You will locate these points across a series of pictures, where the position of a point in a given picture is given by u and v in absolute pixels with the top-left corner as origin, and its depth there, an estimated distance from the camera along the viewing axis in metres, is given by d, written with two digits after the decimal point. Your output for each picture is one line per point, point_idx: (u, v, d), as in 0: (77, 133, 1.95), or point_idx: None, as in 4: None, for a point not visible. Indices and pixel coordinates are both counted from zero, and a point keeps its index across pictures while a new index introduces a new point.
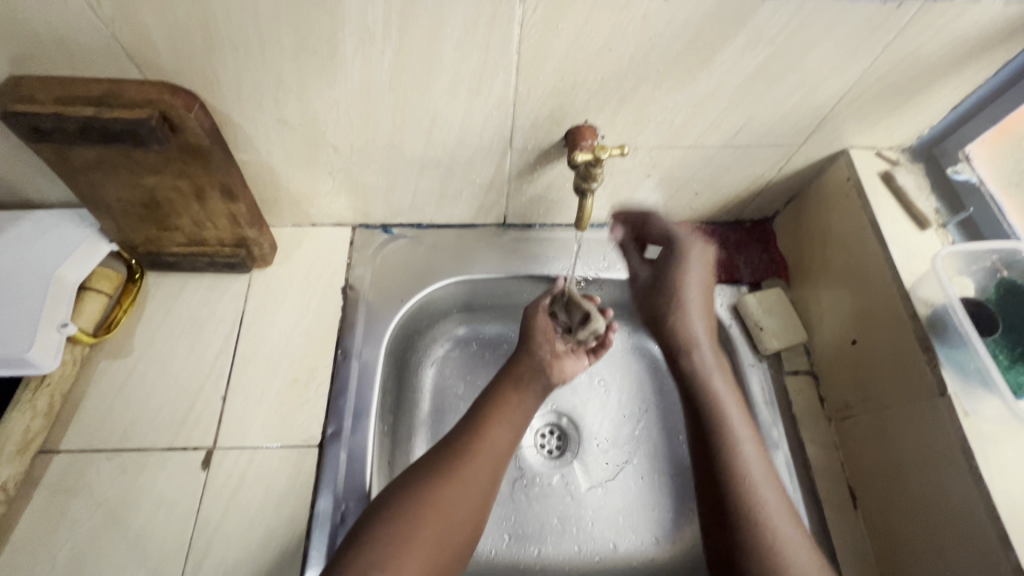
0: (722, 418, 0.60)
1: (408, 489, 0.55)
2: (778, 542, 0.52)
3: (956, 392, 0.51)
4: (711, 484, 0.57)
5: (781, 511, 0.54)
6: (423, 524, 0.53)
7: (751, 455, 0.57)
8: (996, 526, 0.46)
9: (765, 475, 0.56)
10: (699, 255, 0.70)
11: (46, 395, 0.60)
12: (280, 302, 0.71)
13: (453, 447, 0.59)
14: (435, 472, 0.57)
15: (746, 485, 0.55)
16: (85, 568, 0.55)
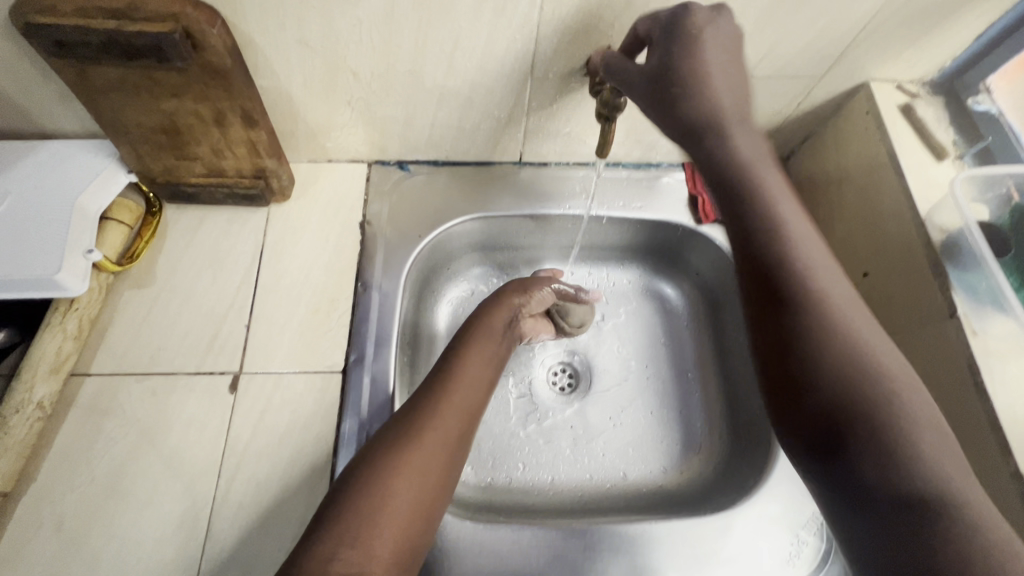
0: (772, 223, 0.46)
1: (374, 456, 0.48)
2: (873, 375, 0.40)
3: (966, 312, 0.52)
4: (777, 305, 0.44)
5: (859, 325, 0.43)
6: (395, 487, 0.46)
7: (817, 266, 0.45)
8: (997, 435, 0.48)
9: (839, 289, 0.44)
10: (711, 28, 0.48)
11: (75, 319, 0.61)
12: (298, 236, 0.71)
13: (419, 406, 0.54)
14: (406, 433, 0.51)
15: (814, 298, 0.43)
16: (122, 481, 0.57)
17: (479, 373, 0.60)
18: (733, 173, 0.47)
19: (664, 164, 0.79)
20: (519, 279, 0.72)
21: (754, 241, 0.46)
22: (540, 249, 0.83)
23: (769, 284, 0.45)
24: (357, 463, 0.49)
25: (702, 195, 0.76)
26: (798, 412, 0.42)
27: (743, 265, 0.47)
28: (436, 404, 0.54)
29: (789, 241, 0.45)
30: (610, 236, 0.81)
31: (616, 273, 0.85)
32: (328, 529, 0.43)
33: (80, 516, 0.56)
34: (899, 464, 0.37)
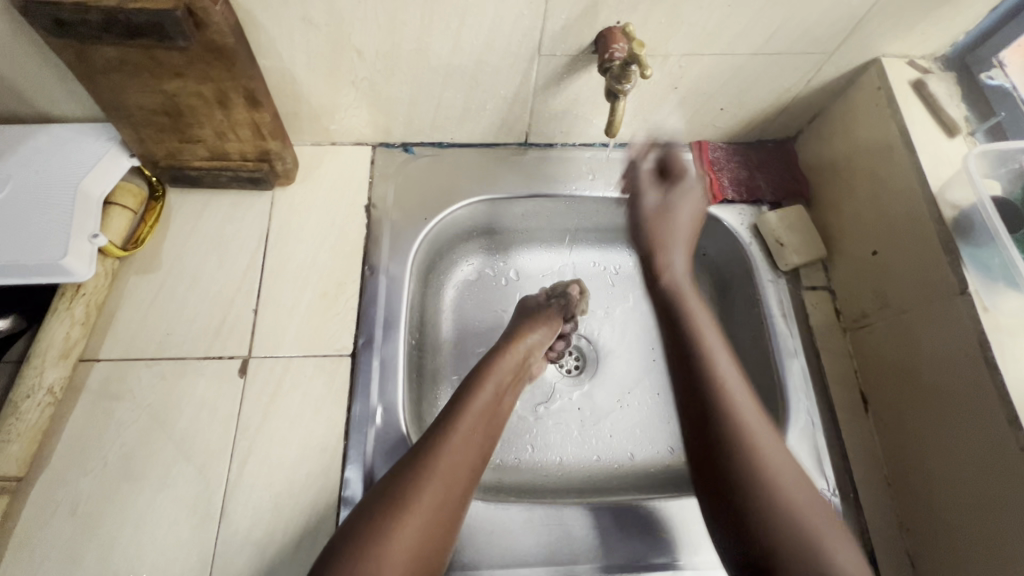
0: (707, 359, 0.59)
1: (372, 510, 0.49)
2: (781, 486, 0.52)
3: (976, 289, 0.52)
4: (702, 420, 0.56)
5: (771, 444, 0.54)
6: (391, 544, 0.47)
7: (736, 389, 0.57)
8: (1005, 409, 0.49)
9: (748, 408, 0.56)
10: (688, 194, 0.69)
11: (82, 304, 0.61)
12: (303, 219, 0.71)
13: (419, 453, 0.53)
14: (404, 485, 0.51)
15: (737, 428, 0.54)
16: (135, 465, 0.58)
17: (485, 416, 0.58)
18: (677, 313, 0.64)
19: None
20: (524, 317, 0.71)
21: (688, 366, 0.59)
22: (546, 232, 0.82)
23: (693, 388, 0.58)
24: (358, 515, 0.49)
25: (710, 175, 0.75)
26: (716, 471, 0.54)
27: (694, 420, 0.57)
28: (436, 453, 0.53)
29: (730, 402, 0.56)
30: (617, 218, 0.80)
31: (623, 257, 0.85)
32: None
33: (94, 501, 0.56)
34: (787, 543, 0.49)
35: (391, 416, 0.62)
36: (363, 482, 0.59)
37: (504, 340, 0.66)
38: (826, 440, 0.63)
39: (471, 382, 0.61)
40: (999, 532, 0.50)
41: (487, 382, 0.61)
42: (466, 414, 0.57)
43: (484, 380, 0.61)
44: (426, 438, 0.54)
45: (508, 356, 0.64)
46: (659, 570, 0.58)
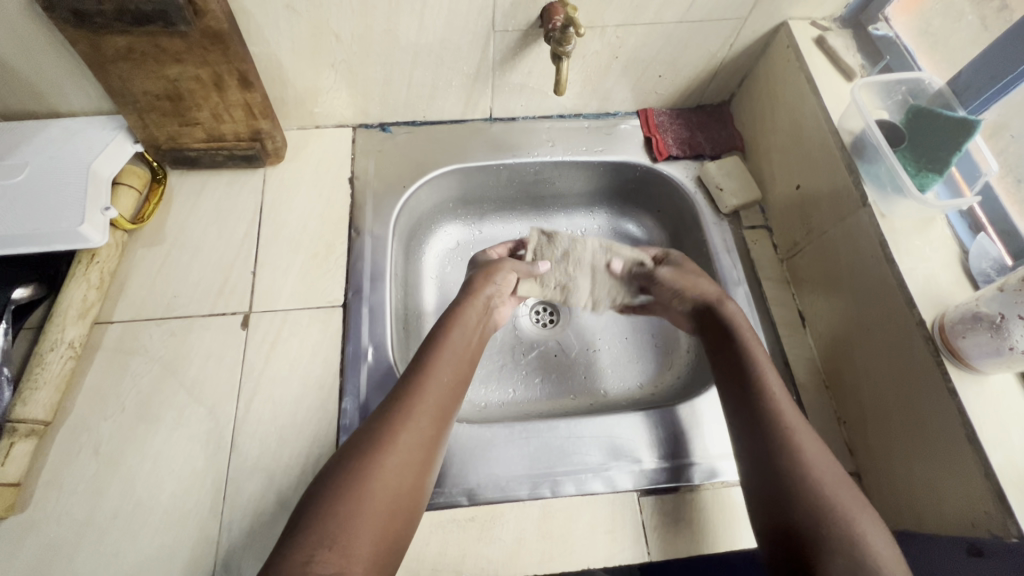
0: (777, 420, 0.56)
1: (345, 465, 0.51)
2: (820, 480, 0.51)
3: (874, 201, 0.61)
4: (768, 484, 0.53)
5: (817, 453, 0.53)
6: (368, 498, 0.49)
7: (808, 447, 0.53)
8: (903, 294, 0.57)
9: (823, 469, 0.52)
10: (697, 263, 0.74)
11: (96, 271, 0.67)
12: (293, 192, 0.79)
13: (392, 409, 0.55)
14: (367, 447, 0.52)
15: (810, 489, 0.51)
16: (150, 409, 0.64)
17: (456, 367, 0.61)
18: (749, 364, 0.60)
19: (620, 113, 0.88)
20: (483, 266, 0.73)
21: (745, 385, 0.59)
22: (516, 200, 0.91)
23: (763, 451, 0.55)
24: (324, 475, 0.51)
25: (655, 136, 0.85)
26: (778, 491, 0.52)
27: (747, 433, 0.57)
28: (407, 409, 0.55)
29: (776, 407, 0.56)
30: (578, 181, 0.89)
31: (586, 218, 0.93)
32: (303, 538, 0.45)
33: (114, 442, 0.62)
34: (827, 536, 0.48)
35: (381, 354, 0.69)
36: (358, 411, 0.65)
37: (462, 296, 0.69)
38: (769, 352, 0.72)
39: (435, 337, 0.64)
40: (914, 411, 0.57)
41: (450, 339, 0.63)
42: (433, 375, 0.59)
43: (446, 336, 0.64)
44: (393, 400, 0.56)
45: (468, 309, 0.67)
46: (627, 470, 0.64)
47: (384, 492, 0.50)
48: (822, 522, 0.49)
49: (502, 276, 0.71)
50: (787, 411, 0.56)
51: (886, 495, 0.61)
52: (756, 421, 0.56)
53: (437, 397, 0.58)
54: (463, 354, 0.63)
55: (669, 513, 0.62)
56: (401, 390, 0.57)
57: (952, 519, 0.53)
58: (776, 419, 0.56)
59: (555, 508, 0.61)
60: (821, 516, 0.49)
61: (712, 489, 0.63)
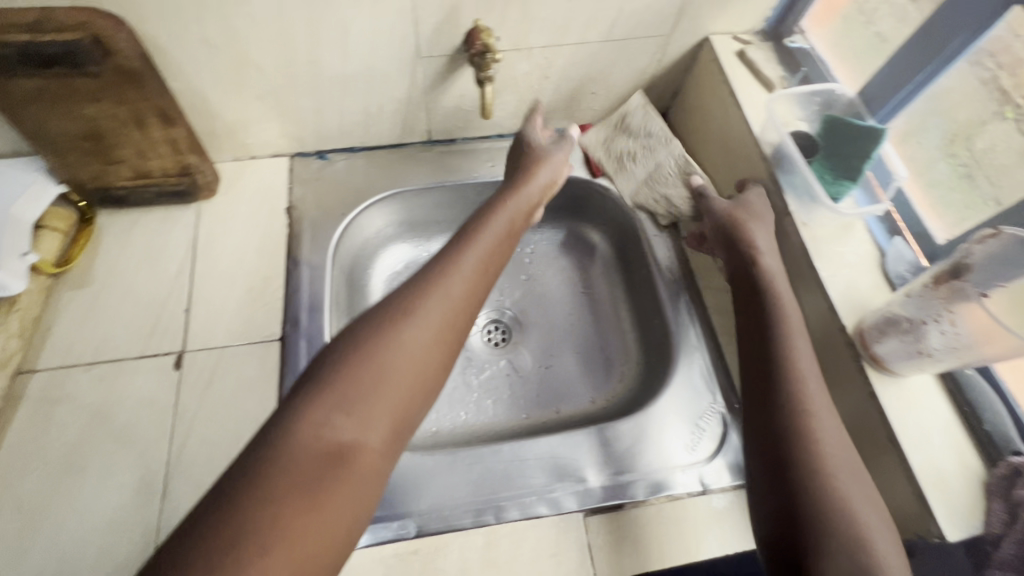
0: (789, 359, 0.54)
1: (365, 332, 0.51)
2: (835, 481, 0.46)
3: (795, 210, 0.63)
4: (764, 420, 0.51)
5: (832, 437, 0.49)
6: (386, 374, 0.49)
7: (827, 428, 0.49)
8: (827, 301, 0.58)
9: (824, 418, 0.50)
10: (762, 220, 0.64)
11: (17, 318, 0.65)
12: (229, 225, 0.77)
13: (419, 285, 0.56)
14: (391, 317, 0.52)
15: (807, 433, 0.49)
16: (78, 459, 0.61)
17: (487, 252, 0.61)
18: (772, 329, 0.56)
19: (559, 130, 0.89)
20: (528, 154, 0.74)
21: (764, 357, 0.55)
22: (462, 220, 0.91)
23: (772, 425, 0.51)
24: (328, 352, 0.50)
25: (593, 151, 0.85)
26: (785, 475, 0.48)
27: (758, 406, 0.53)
28: (436, 285, 0.56)
29: (794, 375, 0.52)
30: None
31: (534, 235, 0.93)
32: (315, 402, 0.46)
33: (38, 497, 0.59)
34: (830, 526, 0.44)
35: None
36: None
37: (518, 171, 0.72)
38: (710, 361, 0.73)
39: (471, 228, 0.64)
40: (845, 420, 0.57)
41: (490, 227, 0.64)
42: (467, 254, 0.59)
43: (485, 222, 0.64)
44: (406, 291, 0.55)
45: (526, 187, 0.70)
46: (573, 490, 0.64)
47: (389, 396, 0.48)
48: (824, 514, 0.45)
49: (552, 163, 0.73)
50: (810, 394, 0.51)
51: None
52: (772, 396, 0.52)
53: (467, 276, 0.58)
54: (482, 271, 0.60)
55: (613, 533, 0.61)
56: (417, 285, 0.56)
57: None
58: (794, 397, 0.51)
59: (498, 536, 0.61)
60: (824, 508, 0.45)
61: (656, 504, 0.63)
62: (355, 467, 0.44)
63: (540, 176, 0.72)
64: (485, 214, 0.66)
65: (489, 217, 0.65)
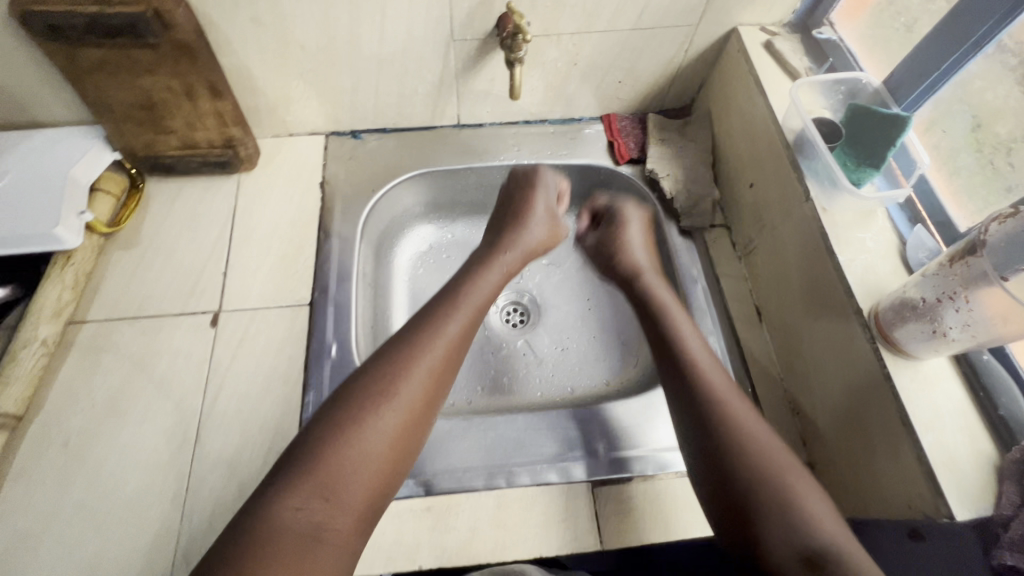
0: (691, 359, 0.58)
1: (336, 416, 0.50)
2: (758, 455, 0.50)
3: (817, 196, 0.63)
4: (699, 420, 0.54)
5: (750, 418, 0.53)
6: (355, 456, 0.48)
7: (740, 409, 0.54)
8: (844, 285, 0.59)
9: (747, 414, 0.54)
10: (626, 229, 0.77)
11: (71, 272, 0.70)
12: (266, 197, 0.81)
13: (391, 359, 0.54)
14: (363, 398, 0.51)
15: (740, 426, 0.52)
16: (120, 404, 0.66)
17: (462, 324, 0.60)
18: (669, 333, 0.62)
19: (585, 119, 0.91)
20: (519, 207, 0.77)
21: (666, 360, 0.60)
22: (487, 204, 0.94)
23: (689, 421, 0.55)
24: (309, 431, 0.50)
25: (617, 139, 0.87)
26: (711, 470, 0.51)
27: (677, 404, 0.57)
28: (407, 362, 0.54)
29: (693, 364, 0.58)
30: None
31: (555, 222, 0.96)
32: (288, 491, 0.46)
33: (83, 435, 0.64)
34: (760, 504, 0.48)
35: (345, 350, 0.71)
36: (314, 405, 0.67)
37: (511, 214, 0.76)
38: (726, 345, 0.74)
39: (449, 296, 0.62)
40: (860, 403, 0.58)
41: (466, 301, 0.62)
42: (442, 331, 0.57)
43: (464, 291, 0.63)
44: (379, 364, 0.54)
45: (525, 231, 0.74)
46: (583, 462, 0.65)
47: (361, 476, 0.48)
48: (752, 494, 0.48)
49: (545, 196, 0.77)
50: (716, 381, 0.56)
51: (835, 485, 0.62)
52: (681, 390, 0.57)
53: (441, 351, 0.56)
54: (461, 342, 0.59)
55: (621, 503, 0.63)
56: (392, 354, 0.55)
57: (892, 507, 0.54)
58: (708, 393, 0.55)
59: (509, 498, 0.63)
60: (752, 483, 0.49)
61: (665, 479, 0.64)
62: (329, 553, 0.45)
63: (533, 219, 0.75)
64: (464, 283, 0.64)
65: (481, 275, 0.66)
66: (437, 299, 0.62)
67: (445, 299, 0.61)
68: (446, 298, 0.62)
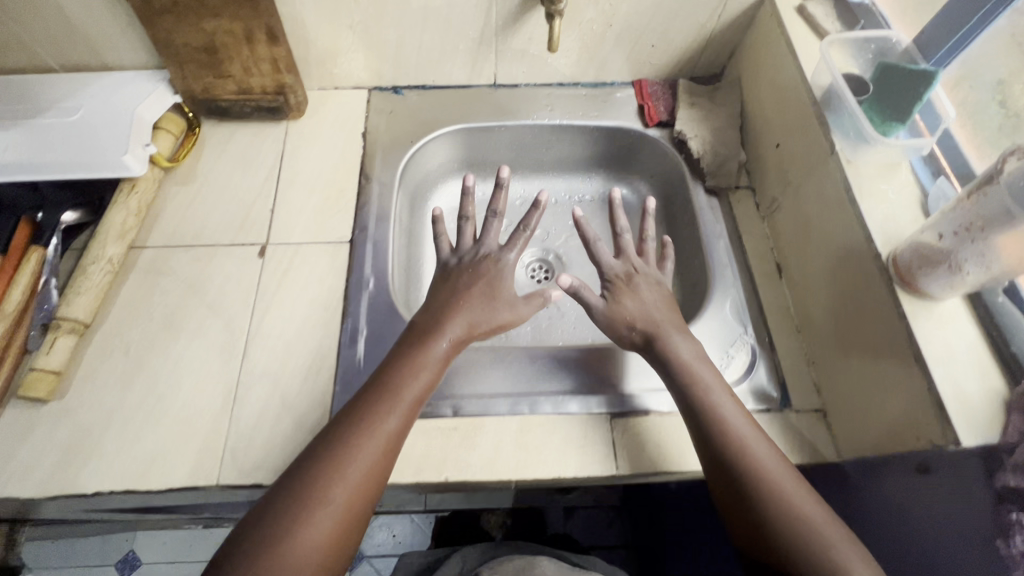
0: (717, 417, 0.58)
1: (269, 515, 0.50)
2: (795, 512, 0.51)
3: (841, 149, 0.65)
4: (726, 485, 0.55)
5: (786, 479, 0.53)
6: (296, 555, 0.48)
7: (772, 463, 0.55)
8: (864, 233, 0.61)
9: (788, 481, 0.53)
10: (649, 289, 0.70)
11: (135, 200, 0.75)
12: (311, 144, 0.86)
13: (329, 450, 0.53)
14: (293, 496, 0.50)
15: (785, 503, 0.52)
16: (175, 321, 0.71)
17: (402, 406, 0.57)
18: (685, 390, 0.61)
19: (617, 83, 0.94)
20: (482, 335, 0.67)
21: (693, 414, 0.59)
22: (519, 164, 0.98)
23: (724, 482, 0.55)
24: (234, 549, 0.48)
25: (647, 103, 0.90)
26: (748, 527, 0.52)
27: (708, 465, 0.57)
28: (347, 453, 0.53)
29: (719, 417, 0.58)
30: (576, 146, 0.95)
31: (583, 185, 1.00)
32: None
33: (142, 345, 0.69)
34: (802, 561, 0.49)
35: (382, 284, 0.75)
36: (351, 330, 0.72)
37: (463, 292, 0.68)
38: (745, 298, 0.76)
39: (388, 376, 0.60)
40: (875, 342, 0.60)
41: (404, 385, 0.59)
42: (375, 424, 0.55)
43: (406, 370, 0.60)
44: (305, 467, 0.53)
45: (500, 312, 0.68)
46: (600, 395, 0.69)
47: None
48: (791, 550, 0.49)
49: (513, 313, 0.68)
50: (742, 436, 0.56)
51: (847, 428, 0.64)
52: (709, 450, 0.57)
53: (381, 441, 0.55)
54: (403, 426, 0.57)
55: (635, 433, 0.66)
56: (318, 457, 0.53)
57: (903, 439, 0.56)
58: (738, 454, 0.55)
59: (531, 423, 0.66)
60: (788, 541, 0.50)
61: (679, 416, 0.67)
62: None
63: (493, 317, 0.67)
64: (403, 364, 0.61)
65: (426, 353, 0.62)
66: (379, 379, 0.60)
67: (380, 382, 0.59)
68: (384, 380, 0.59)
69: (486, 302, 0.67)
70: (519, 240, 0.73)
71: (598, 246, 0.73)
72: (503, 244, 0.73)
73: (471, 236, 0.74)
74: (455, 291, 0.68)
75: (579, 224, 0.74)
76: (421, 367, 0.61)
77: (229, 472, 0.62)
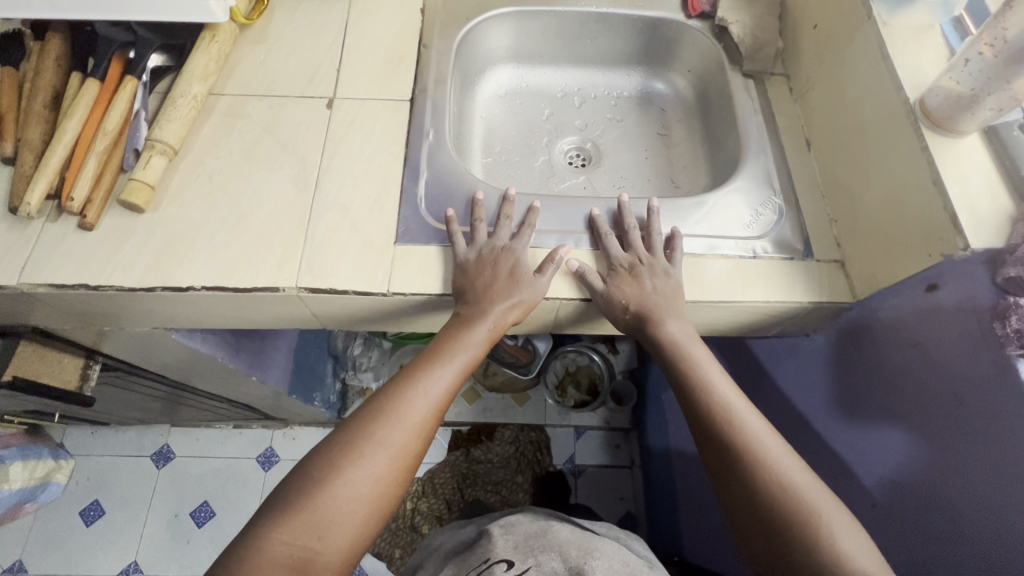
0: (703, 386, 0.64)
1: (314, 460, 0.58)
2: (770, 466, 0.57)
3: (879, 14, 0.70)
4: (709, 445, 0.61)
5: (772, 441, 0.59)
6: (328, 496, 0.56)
7: (753, 424, 0.60)
8: (894, 85, 0.66)
9: (764, 439, 0.59)
10: (663, 280, 0.71)
11: (215, 48, 0.81)
12: (374, 16, 0.92)
13: (370, 416, 0.61)
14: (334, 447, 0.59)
15: (768, 470, 0.57)
16: (253, 156, 0.78)
17: (434, 385, 0.64)
18: (677, 362, 0.67)
19: None
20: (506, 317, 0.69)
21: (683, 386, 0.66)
22: (563, 57, 1.04)
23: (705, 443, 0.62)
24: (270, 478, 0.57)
25: None
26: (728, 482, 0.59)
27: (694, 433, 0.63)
28: (384, 419, 0.61)
29: (703, 384, 0.64)
30: (619, 39, 1.01)
31: (622, 81, 1.06)
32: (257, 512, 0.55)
33: (224, 173, 0.76)
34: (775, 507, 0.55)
35: (440, 138, 0.83)
36: (414, 173, 0.79)
37: (479, 281, 0.69)
38: (775, 166, 0.83)
39: (429, 357, 0.67)
40: (895, 187, 0.66)
41: (441, 368, 0.65)
42: (415, 396, 0.63)
43: (440, 353, 0.66)
44: (349, 425, 0.61)
45: (518, 279, 0.70)
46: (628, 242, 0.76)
47: (338, 523, 0.55)
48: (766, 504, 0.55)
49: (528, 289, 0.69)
50: (718, 405, 0.62)
51: (863, 268, 0.71)
52: (695, 417, 0.63)
53: (417, 415, 0.62)
54: (437, 404, 0.64)
55: None
56: (360, 420, 0.61)
57: (914, 259, 0.63)
58: (721, 419, 0.61)
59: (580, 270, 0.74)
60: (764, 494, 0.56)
61: (707, 257, 0.75)
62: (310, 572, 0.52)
63: (513, 295, 0.69)
64: (440, 347, 0.67)
65: (464, 335, 0.67)
66: (421, 362, 0.67)
67: (423, 366, 0.66)
68: (425, 365, 0.66)
69: (500, 288, 0.69)
70: (527, 233, 0.74)
71: (609, 240, 0.74)
72: (514, 235, 0.74)
73: (483, 232, 0.74)
74: (478, 283, 0.69)
75: (593, 221, 0.76)
76: (455, 350, 0.67)
77: (306, 278, 0.70)
